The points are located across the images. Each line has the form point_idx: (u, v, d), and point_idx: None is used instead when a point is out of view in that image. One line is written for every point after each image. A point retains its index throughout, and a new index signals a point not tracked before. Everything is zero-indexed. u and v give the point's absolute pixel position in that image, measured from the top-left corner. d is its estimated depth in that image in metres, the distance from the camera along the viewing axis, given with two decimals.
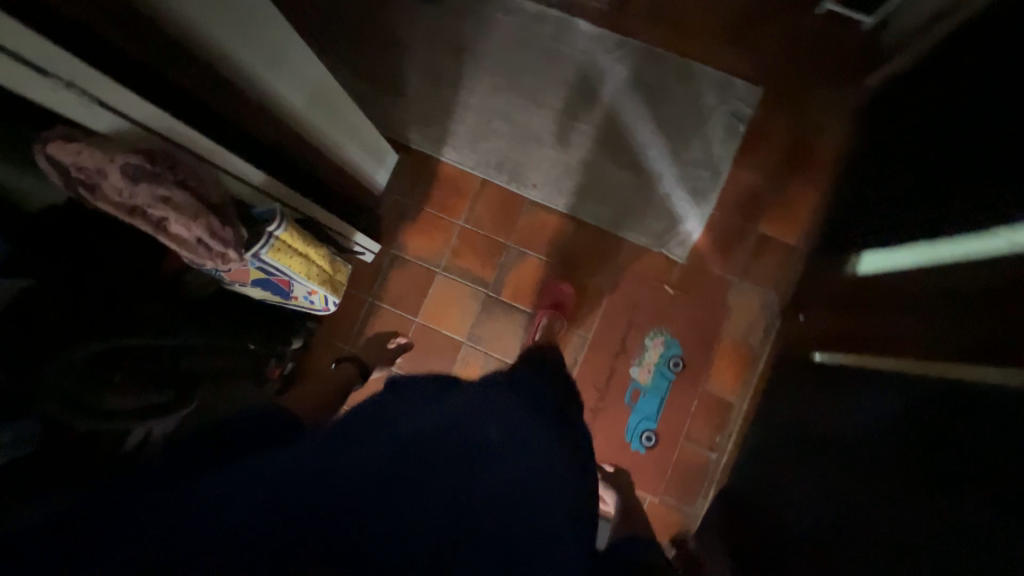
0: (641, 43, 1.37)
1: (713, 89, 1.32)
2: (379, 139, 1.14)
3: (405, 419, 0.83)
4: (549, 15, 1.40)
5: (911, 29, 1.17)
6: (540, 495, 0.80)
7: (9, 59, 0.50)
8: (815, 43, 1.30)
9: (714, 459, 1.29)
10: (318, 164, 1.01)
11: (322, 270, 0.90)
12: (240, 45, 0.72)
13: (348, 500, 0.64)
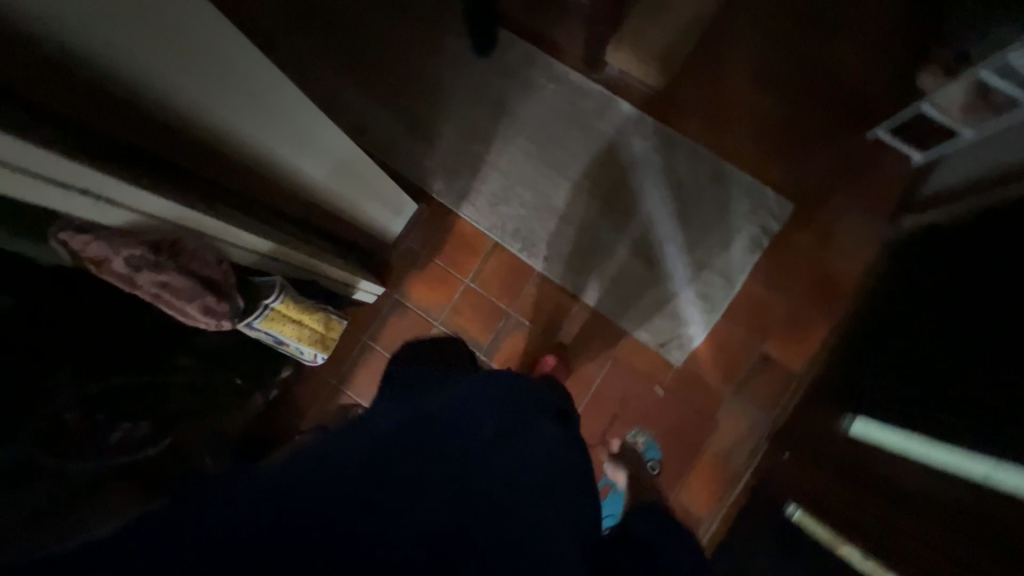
0: (682, 137, 1.37)
1: (744, 197, 1.35)
2: (400, 195, 1.20)
3: (397, 412, 0.79)
4: (594, 91, 1.41)
5: (953, 179, 1.18)
6: (543, 496, 0.77)
7: (30, 178, 0.47)
8: (855, 172, 1.32)
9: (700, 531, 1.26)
10: (336, 223, 1.08)
11: (313, 331, 0.97)
12: (260, 131, 0.74)
13: (343, 489, 0.61)
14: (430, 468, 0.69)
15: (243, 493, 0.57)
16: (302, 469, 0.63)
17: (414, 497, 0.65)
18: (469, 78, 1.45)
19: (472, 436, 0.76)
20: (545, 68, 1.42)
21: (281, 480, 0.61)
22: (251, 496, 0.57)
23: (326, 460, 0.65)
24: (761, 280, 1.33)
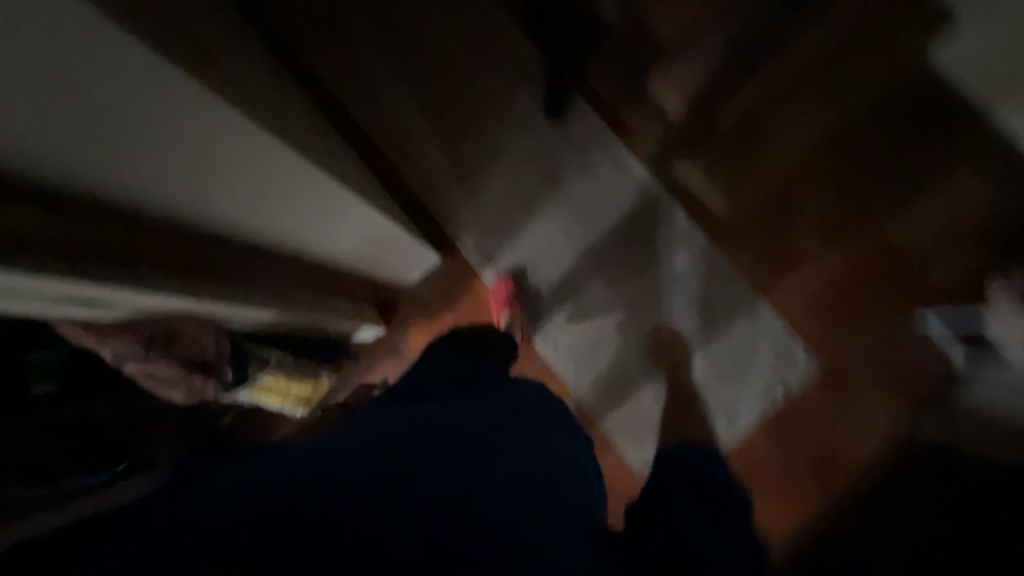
0: (727, 264, 1.31)
1: (771, 345, 1.29)
2: (421, 247, 1.20)
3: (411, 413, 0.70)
4: (651, 188, 1.33)
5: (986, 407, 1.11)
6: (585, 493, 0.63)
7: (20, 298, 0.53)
8: (890, 357, 1.25)
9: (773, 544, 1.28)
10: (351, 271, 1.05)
11: (298, 396, 1.03)
12: (296, 225, 0.85)
13: (333, 480, 0.51)
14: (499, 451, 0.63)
15: (316, 476, 0.50)
16: (368, 449, 0.56)
17: (498, 469, 0.59)
18: (525, 135, 1.37)
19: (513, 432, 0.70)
20: (607, 148, 1.34)
21: (349, 457, 0.54)
22: (326, 478, 0.50)
23: (390, 439, 0.59)
24: (764, 431, 1.30)
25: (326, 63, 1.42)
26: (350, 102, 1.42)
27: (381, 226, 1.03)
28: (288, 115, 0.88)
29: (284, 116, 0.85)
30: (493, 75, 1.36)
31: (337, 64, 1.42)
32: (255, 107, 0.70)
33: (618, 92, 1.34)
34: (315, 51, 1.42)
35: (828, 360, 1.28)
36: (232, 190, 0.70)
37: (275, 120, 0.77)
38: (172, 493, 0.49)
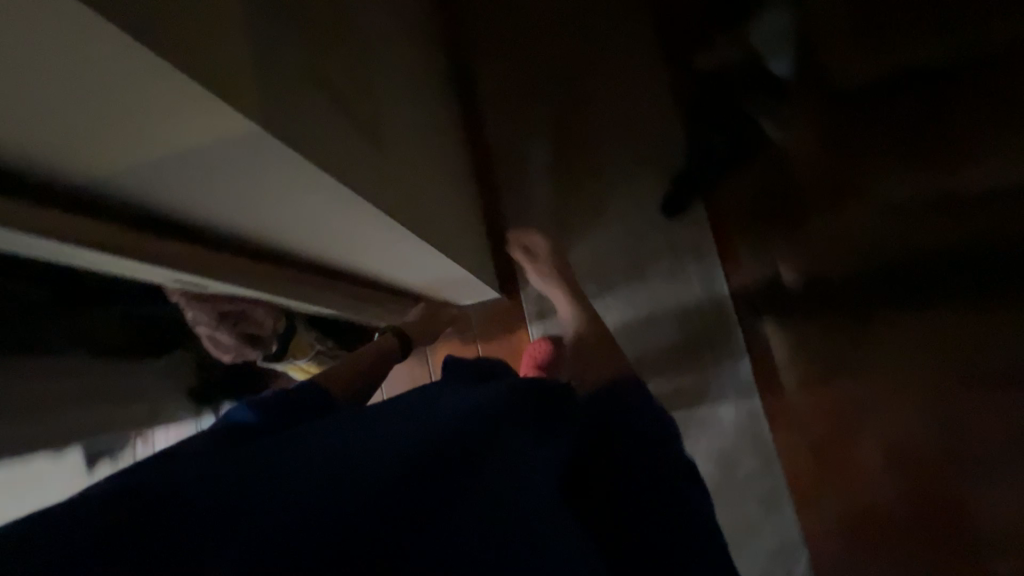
0: (771, 442, 1.23)
1: (775, 541, 1.21)
2: (480, 284, 1.21)
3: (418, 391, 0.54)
4: (730, 330, 1.26)
5: None
6: None
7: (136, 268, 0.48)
8: None
9: None
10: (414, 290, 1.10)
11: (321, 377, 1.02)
12: (385, 265, 0.84)
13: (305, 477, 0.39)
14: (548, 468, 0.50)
15: (332, 485, 0.38)
16: (389, 444, 0.43)
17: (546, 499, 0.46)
18: (634, 216, 1.34)
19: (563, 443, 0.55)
20: (704, 266, 1.29)
21: (372, 458, 0.41)
22: (346, 490, 0.38)
23: (423, 432, 0.44)
24: None
25: (475, 69, 1.43)
26: (481, 114, 1.43)
27: (463, 258, 1.04)
28: (426, 140, 0.93)
29: (424, 143, 0.91)
30: (628, 148, 1.35)
31: (486, 74, 1.43)
32: (405, 146, 0.76)
33: (743, 216, 1.27)
34: (471, 54, 1.44)
35: None
36: (351, 245, 0.66)
37: (416, 155, 0.82)
38: (204, 467, 0.40)
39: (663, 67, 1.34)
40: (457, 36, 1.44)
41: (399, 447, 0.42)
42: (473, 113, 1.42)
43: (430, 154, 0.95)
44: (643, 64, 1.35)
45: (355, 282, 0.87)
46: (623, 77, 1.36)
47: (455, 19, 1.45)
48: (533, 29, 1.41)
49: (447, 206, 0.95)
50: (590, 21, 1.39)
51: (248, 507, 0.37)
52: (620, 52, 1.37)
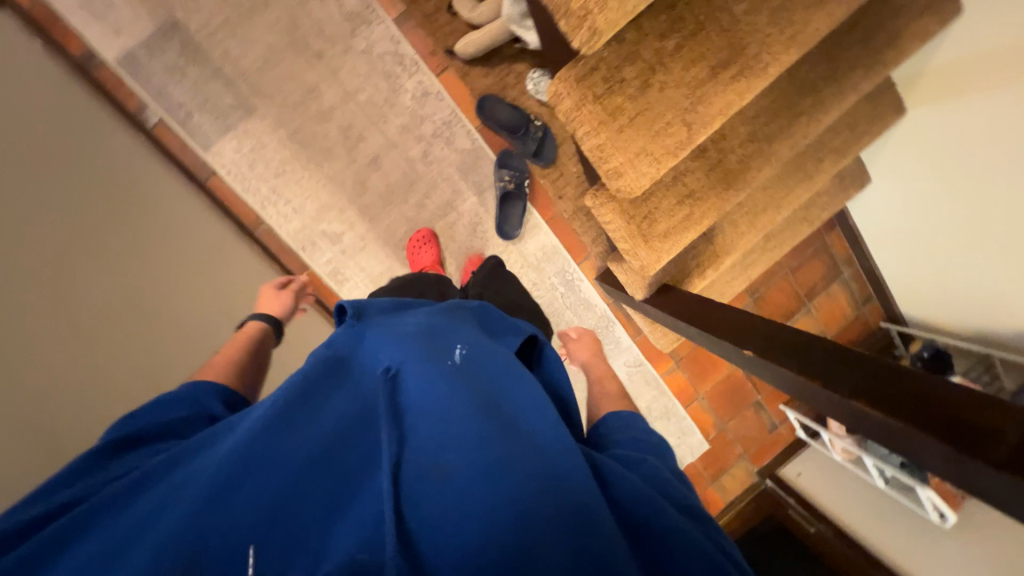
0: (654, 372, 1.47)
1: (675, 433, 1.52)
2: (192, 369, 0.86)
3: (344, 387, 0.51)
4: (598, 309, 1.38)
5: (820, 472, 1.47)
6: (674, 495, 0.46)
7: None
8: (757, 433, 1.57)
9: None
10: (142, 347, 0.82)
11: None
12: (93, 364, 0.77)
13: (303, 476, 0.41)
14: (517, 465, 0.41)
15: (223, 505, 0.38)
16: (269, 458, 0.41)
17: (490, 475, 0.40)
18: (483, 250, 1.31)
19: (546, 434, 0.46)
20: (562, 270, 1.35)
21: (268, 469, 0.41)
22: (231, 512, 0.38)
23: (314, 443, 0.43)
24: None
25: (224, 159, 1.16)
26: (264, 211, 1.20)
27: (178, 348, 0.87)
28: (156, 270, 0.92)
29: (146, 277, 0.89)
30: (447, 182, 1.26)
31: (242, 161, 1.17)
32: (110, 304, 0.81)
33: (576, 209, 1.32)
34: (207, 145, 1.15)
35: (720, 438, 1.56)
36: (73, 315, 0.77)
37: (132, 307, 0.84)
38: (225, 444, 0.43)
39: (436, 81, 1.21)
40: (176, 128, 1.13)
41: (280, 466, 0.41)
42: (258, 214, 1.20)
43: (162, 283, 0.91)
44: (414, 85, 1.20)
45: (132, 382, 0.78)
46: (402, 108, 1.20)
47: (155, 104, 1.11)
48: (264, 83, 1.14)
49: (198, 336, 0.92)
50: (328, 49, 1.16)
51: (173, 510, 0.38)
52: (383, 78, 1.18)
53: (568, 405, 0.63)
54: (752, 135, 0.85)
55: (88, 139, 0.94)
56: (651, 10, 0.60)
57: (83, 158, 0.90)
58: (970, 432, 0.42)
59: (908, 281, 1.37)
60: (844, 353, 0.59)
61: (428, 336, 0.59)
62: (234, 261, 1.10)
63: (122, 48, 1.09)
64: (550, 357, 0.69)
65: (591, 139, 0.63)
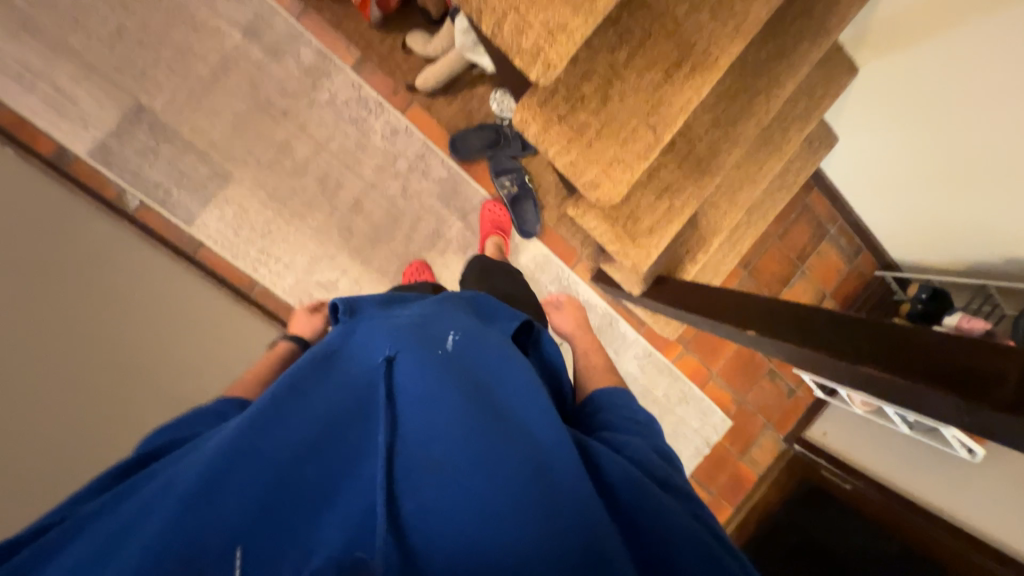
0: (665, 359, 1.48)
1: (696, 416, 1.52)
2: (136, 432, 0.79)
3: (338, 380, 0.49)
4: (599, 308, 1.39)
5: (845, 428, 1.48)
6: (667, 478, 0.46)
7: None
8: (776, 401, 1.58)
9: (732, 511, 1.57)
10: (101, 409, 0.77)
11: None
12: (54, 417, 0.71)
13: (295, 472, 0.39)
14: (513, 454, 0.41)
15: (205, 503, 0.35)
16: (259, 454, 0.39)
17: (482, 467, 0.40)
18: None
19: (544, 422, 0.45)
20: (557, 277, 1.33)
21: (256, 465, 0.38)
22: (217, 508, 0.35)
23: (305, 437, 0.41)
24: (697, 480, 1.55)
25: (208, 229, 1.17)
26: (257, 272, 1.20)
27: (139, 411, 0.81)
28: (130, 331, 0.89)
29: (120, 336, 0.87)
30: (429, 212, 1.27)
31: (227, 228, 1.18)
32: (99, 359, 0.81)
33: (560, 216, 1.34)
34: (190, 219, 1.16)
35: (741, 413, 1.56)
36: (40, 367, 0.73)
37: (119, 361, 0.84)
38: (212, 442, 0.40)
39: (403, 116, 1.23)
40: (156, 208, 1.14)
41: (270, 462, 0.39)
42: (251, 276, 1.20)
43: (146, 341, 0.91)
44: (382, 125, 1.22)
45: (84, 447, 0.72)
46: (375, 148, 1.22)
47: (133, 188, 1.13)
48: (235, 148, 1.16)
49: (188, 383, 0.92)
50: (293, 105, 1.18)
51: (153, 512, 0.35)
52: (351, 124, 1.20)
53: (560, 386, 0.64)
54: (717, 119, 0.87)
55: (62, 215, 0.95)
56: (598, 29, 0.64)
57: (54, 228, 0.91)
58: (975, 381, 0.43)
59: (894, 227, 1.39)
60: (845, 320, 0.61)
61: (425, 324, 0.57)
62: (222, 311, 1.11)
63: (93, 141, 1.10)
64: (546, 340, 0.67)
65: (561, 158, 0.65)
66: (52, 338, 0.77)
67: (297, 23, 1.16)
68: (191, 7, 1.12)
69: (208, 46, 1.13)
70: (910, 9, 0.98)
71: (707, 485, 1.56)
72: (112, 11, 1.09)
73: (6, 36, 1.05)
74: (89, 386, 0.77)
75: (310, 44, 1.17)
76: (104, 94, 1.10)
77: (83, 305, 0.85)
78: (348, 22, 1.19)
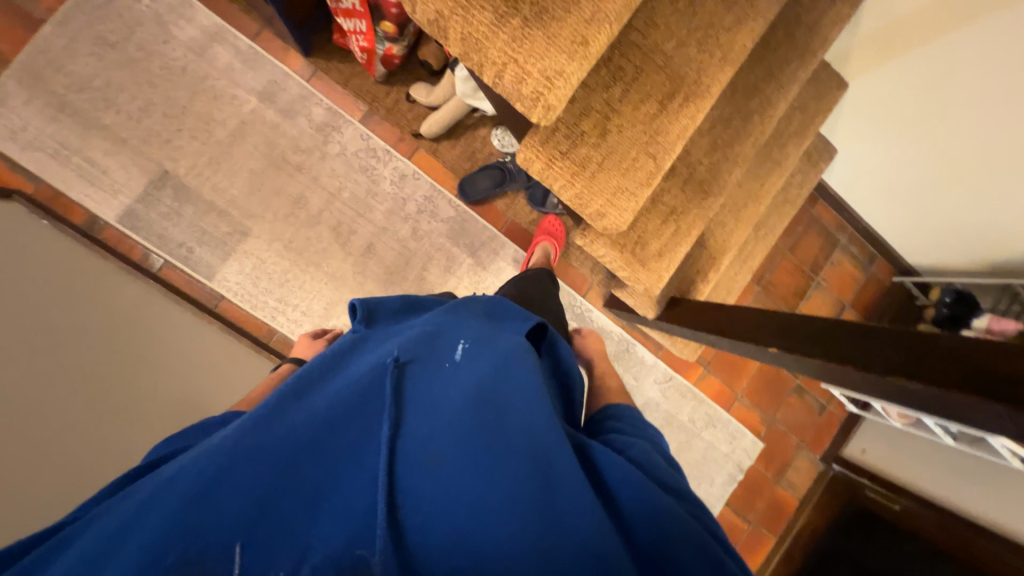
0: (686, 381, 1.45)
1: (725, 439, 1.46)
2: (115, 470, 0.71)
3: (345, 378, 0.48)
4: (615, 334, 1.38)
5: (885, 443, 1.41)
6: (676, 486, 0.44)
7: None
8: (808, 419, 1.52)
9: (775, 542, 1.48)
10: (87, 441, 0.73)
11: None
12: (42, 434, 0.68)
13: (292, 472, 0.39)
14: (511, 457, 0.39)
15: (209, 500, 0.36)
16: (259, 453, 0.39)
17: (479, 469, 0.39)
18: None
19: (550, 422, 0.43)
20: (570, 305, 1.34)
21: (257, 464, 0.38)
22: (217, 507, 0.36)
23: (307, 433, 0.41)
24: (733, 508, 1.48)
25: (228, 283, 1.21)
26: (276, 321, 1.23)
27: (127, 450, 0.76)
28: (136, 369, 0.89)
29: (125, 373, 0.87)
30: (440, 251, 1.30)
31: (246, 280, 1.22)
32: (98, 390, 0.80)
33: (568, 245, 1.35)
34: (211, 274, 1.20)
35: (772, 434, 1.50)
36: (42, 386, 0.72)
37: (123, 388, 0.84)
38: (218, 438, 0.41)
39: (410, 162, 1.29)
40: (180, 265, 1.19)
41: (268, 462, 0.39)
42: (270, 325, 1.23)
43: (149, 380, 0.90)
44: (391, 171, 1.27)
45: (63, 476, 0.66)
46: (385, 194, 1.27)
47: (158, 249, 1.18)
48: (253, 204, 1.22)
49: (188, 409, 0.91)
50: (306, 160, 1.24)
51: (156, 507, 0.36)
52: (361, 173, 1.26)
53: (570, 386, 0.61)
54: (713, 141, 0.89)
55: (83, 270, 1.01)
56: (592, 68, 0.67)
57: (75, 281, 0.95)
58: (1015, 387, 0.42)
59: (906, 231, 1.37)
60: (871, 330, 0.59)
61: (435, 326, 0.56)
62: (218, 345, 1.12)
63: (121, 207, 1.17)
64: (561, 344, 0.65)
65: (567, 191, 0.67)
66: (60, 363, 0.78)
67: (308, 85, 1.24)
68: (211, 79, 1.21)
69: (226, 112, 1.21)
70: (894, 23, 1.01)
71: (746, 513, 1.48)
72: (139, 89, 1.18)
73: (45, 119, 1.14)
74: (80, 415, 0.74)
75: (321, 103, 1.24)
76: (131, 163, 1.17)
77: (95, 342, 0.86)
78: (356, 81, 1.27)
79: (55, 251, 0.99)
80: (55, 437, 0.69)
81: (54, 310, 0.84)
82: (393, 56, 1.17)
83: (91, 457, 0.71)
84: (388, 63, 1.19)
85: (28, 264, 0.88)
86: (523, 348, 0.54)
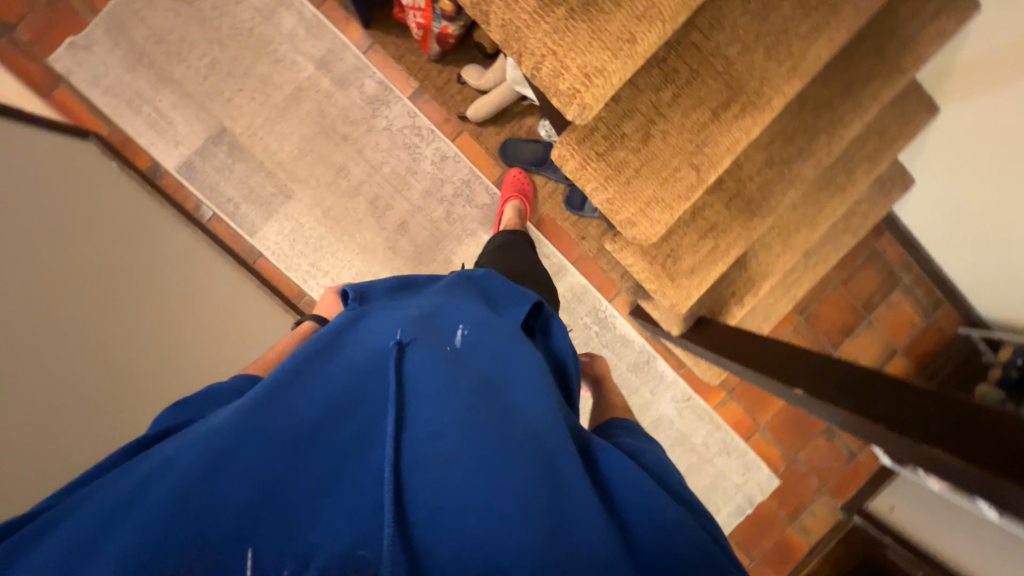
0: (705, 404, 1.38)
1: (739, 469, 1.40)
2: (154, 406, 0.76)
3: (344, 360, 0.47)
4: (637, 344, 1.33)
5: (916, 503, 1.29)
6: (675, 485, 0.46)
7: None
8: (833, 464, 1.43)
9: None
10: (131, 372, 0.77)
11: None
12: (92, 362, 0.72)
13: (298, 460, 0.39)
14: (519, 461, 0.40)
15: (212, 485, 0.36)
16: (263, 438, 0.39)
17: (485, 472, 0.39)
18: None
19: (555, 425, 0.45)
20: (594, 309, 1.31)
21: (260, 451, 0.38)
22: (223, 490, 0.36)
23: (311, 422, 0.41)
24: (737, 541, 1.41)
25: (268, 241, 1.26)
26: (307, 284, 1.28)
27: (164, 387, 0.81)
28: (172, 313, 0.94)
29: (163, 316, 0.92)
30: (471, 236, 1.29)
31: (284, 241, 1.27)
32: (141, 328, 0.85)
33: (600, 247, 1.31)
34: (253, 231, 1.26)
35: (790, 472, 1.42)
36: (92, 318, 0.76)
37: (161, 329, 0.89)
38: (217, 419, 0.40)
39: (453, 144, 1.28)
40: (227, 220, 1.25)
41: (271, 447, 0.38)
42: (301, 287, 1.28)
43: (185, 324, 0.95)
44: (433, 151, 1.28)
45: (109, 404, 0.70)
46: (424, 173, 1.28)
47: (210, 201, 1.25)
48: (299, 169, 1.26)
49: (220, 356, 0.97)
50: (354, 131, 1.26)
51: (157, 490, 0.35)
52: (404, 149, 1.27)
53: (568, 378, 0.62)
54: (770, 158, 0.83)
55: (134, 213, 1.05)
56: (643, 69, 0.64)
57: (128, 222, 1.01)
58: None
59: (983, 280, 1.23)
60: (911, 387, 0.54)
61: (436, 311, 0.55)
62: (247, 299, 1.17)
63: (181, 158, 1.24)
64: (557, 330, 0.65)
65: (598, 195, 0.64)
66: (107, 298, 0.82)
67: (364, 57, 1.26)
68: (275, 44, 1.24)
69: (285, 77, 1.25)
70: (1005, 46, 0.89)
71: (751, 550, 1.41)
72: (209, 47, 1.23)
73: (124, 68, 1.22)
74: (126, 348, 0.79)
75: (374, 76, 1.26)
76: (194, 117, 1.24)
77: (137, 283, 0.91)
78: (411, 57, 1.27)
79: (112, 194, 1.04)
80: (103, 365, 0.74)
81: (100, 248, 0.88)
82: (449, 35, 1.16)
83: (135, 388, 0.76)
84: (444, 42, 1.18)
85: (82, 202, 0.92)
86: (523, 345, 0.54)
